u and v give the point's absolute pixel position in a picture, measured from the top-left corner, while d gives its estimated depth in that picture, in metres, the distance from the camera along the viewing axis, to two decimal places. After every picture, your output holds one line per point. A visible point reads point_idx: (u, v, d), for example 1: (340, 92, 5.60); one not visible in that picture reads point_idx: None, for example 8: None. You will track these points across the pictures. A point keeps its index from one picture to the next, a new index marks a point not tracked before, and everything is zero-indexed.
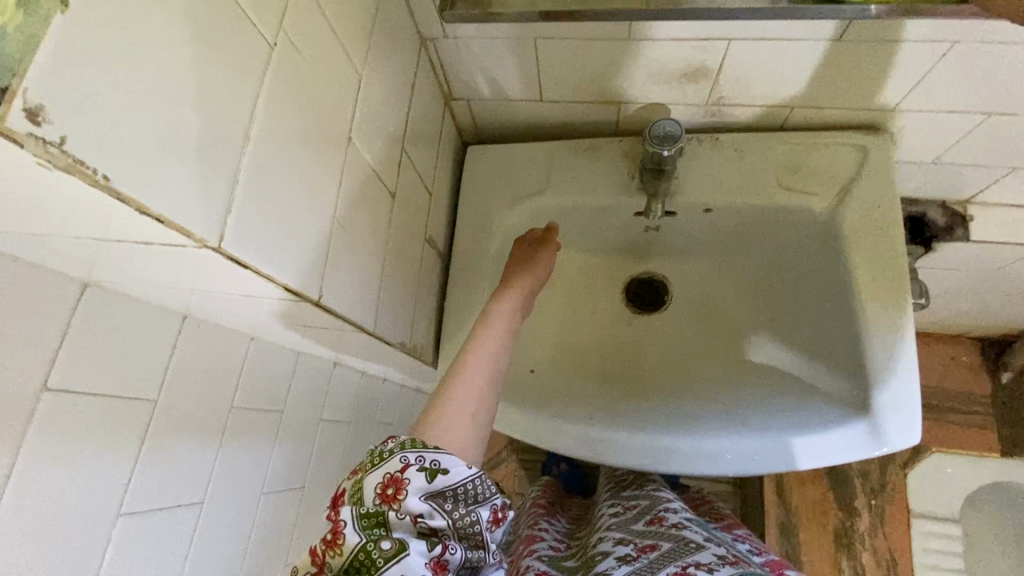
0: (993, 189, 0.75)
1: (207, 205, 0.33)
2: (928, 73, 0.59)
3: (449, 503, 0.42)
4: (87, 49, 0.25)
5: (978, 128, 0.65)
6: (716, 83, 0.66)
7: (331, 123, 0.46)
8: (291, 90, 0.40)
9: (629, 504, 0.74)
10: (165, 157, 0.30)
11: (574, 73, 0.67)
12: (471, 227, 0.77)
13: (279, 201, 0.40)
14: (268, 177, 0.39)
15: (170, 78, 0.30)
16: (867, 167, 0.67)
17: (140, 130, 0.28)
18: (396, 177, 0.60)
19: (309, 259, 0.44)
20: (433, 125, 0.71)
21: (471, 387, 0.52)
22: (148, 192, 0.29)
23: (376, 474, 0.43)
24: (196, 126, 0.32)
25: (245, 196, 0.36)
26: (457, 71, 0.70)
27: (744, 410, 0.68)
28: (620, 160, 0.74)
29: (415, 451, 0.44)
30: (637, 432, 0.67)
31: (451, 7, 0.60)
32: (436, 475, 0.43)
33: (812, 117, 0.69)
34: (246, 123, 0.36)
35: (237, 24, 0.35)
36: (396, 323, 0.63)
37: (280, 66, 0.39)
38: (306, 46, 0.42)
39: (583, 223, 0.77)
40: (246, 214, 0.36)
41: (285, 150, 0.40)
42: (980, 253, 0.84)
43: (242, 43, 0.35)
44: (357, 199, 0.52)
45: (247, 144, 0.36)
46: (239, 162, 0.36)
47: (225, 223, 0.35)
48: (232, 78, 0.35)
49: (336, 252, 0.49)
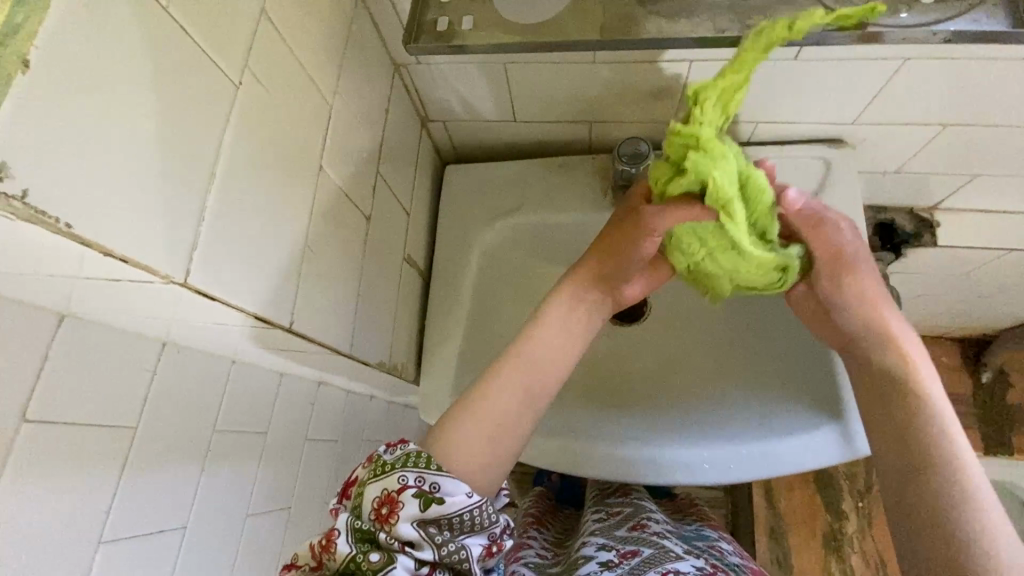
0: (957, 195, 0.77)
1: (173, 242, 0.34)
2: (886, 86, 0.62)
3: (440, 532, 0.43)
4: (49, 102, 0.27)
5: (937, 137, 0.67)
6: (682, 100, 0.67)
7: (301, 155, 0.48)
8: (258, 126, 0.42)
9: (613, 511, 0.75)
10: (129, 199, 0.31)
11: (544, 94, 0.69)
12: (449, 245, 0.78)
13: (248, 233, 0.41)
14: (236, 210, 0.40)
15: (133, 122, 0.31)
16: (830, 179, 0.70)
17: (104, 174, 0.30)
18: (371, 200, 0.61)
19: (278, 287, 0.45)
20: (409, 148, 0.73)
21: (489, 412, 0.51)
22: (111, 235, 0.30)
23: (377, 488, 0.44)
24: (162, 167, 0.33)
25: (210, 231, 0.37)
26: (431, 96, 0.72)
27: (722, 417, 0.70)
28: (593, 177, 0.76)
29: (415, 471, 0.44)
30: (616, 444, 0.69)
31: (416, 41, 0.59)
32: (430, 503, 0.43)
33: (775, 132, 0.72)
34: (211, 162, 0.37)
35: (201, 66, 0.36)
36: (374, 344, 0.64)
37: (246, 104, 0.41)
38: (273, 82, 0.43)
39: (562, 240, 0.78)
40: (214, 246, 0.38)
41: (251, 184, 0.41)
42: (951, 257, 0.86)
43: (207, 83, 0.37)
44: (329, 224, 0.53)
45: (214, 179, 0.38)
46: (205, 197, 0.37)
47: (191, 258, 0.36)
48: (197, 119, 0.36)
49: (309, 275, 0.50)
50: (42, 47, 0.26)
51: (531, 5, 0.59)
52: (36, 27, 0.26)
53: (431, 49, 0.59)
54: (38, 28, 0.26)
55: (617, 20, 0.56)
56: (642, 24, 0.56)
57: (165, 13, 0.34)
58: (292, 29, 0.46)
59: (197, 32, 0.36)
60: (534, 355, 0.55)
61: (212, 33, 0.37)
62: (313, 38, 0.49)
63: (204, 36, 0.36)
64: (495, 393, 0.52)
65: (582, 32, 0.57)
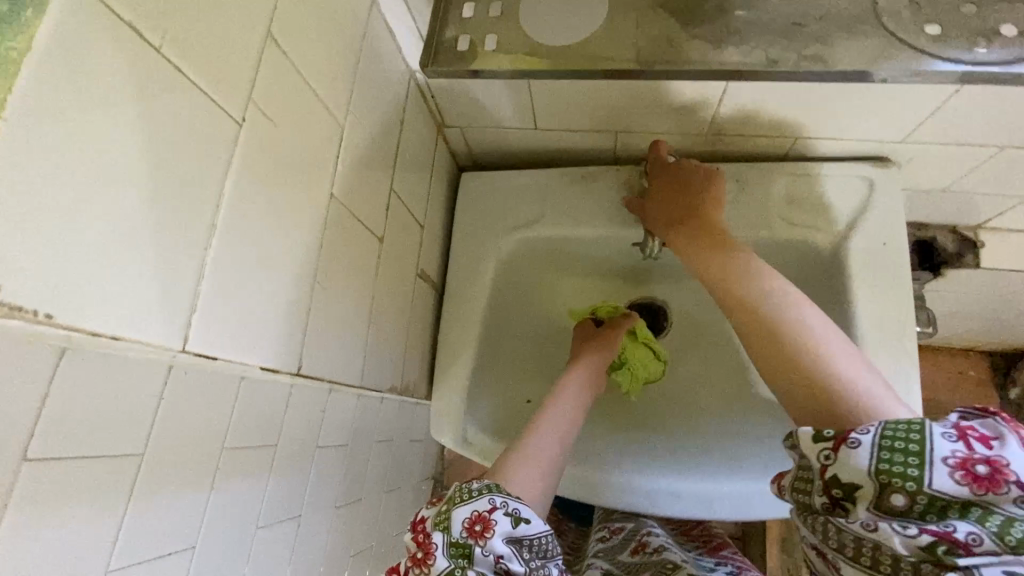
0: (1004, 216, 0.73)
1: (168, 306, 0.32)
2: (942, 106, 0.57)
3: (526, 552, 0.44)
4: (21, 188, 0.24)
5: (993, 159, 0.62)
6: (717, 113, 0.63)
7: (312, 186, 0.43)
8: (262, 163, 0.37)
9: (614, 528, 0.70)
10: (114, 276, 0.29)
11: (570, 104, 0.65)
12: (465, 257, 0.75)
13: (257, 279, 0.39)
14: (240, 263, 0.37)
15: (124, 183, 0.28)
16: (874, 201, 0.65)
17: (87, 254, 0.27)
18: (384, 221, 0.57)
19: (281, 330, 0.43)
20: (424, 156, 0.69)
21: (532, 477, 0.51)
22: (95, 314, 0.28)
23: (465, 509, 0.46)
24: (155, 233, 0.30)
25: (211, 289, 0.35)
26: (450, 99, 0.67)
27: (743, 449, 0.70)
28: (616, 190, 0.72)
29: (500, 495, 0.46)
30: (634, 474, 0.69)
31: (429, 65, 0.54)
32: (519, 522, 0.45)
33: (817, 147, 0.66)
34: (212, 213, 0.34)
35: (198, 110, 0.32)
36: (383, 368, 0.62)
37: (252, 139, 0.36)
38: (282, 107, 0.38)
39: (580, 253, 0.75)
40: (211, 307, 0.35)
41: (259, 224, 0.38)
42: (993, 279, 0.82)
43: (205, 124, 0.32)
44: (346, 253, 0.50)
45: (214, 233, 0.34)
46: (203, 257, 0.34)
47: (189, 322, 0.34)
48: (194, 169, 0.32)
49: (318, 310, 0.47)
50: (10, 118, 0.23)
51: (565, 25, 0.53)
52: (4, 94, 0.23)
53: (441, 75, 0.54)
54: (5, 95, 0.23)
55: (657, 43, 0.51)
56: (684, 45, 0.50)
57: (153, 53, 0.28)
58: (305, 48, 0.41)
59: (190, 69, 0.31)
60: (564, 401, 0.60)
61: (210, 68, 0.32)
62: (326, 54, 0.44)
63: (201, 74, 0.31)
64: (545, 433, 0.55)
65: (615, 53, 0.51)
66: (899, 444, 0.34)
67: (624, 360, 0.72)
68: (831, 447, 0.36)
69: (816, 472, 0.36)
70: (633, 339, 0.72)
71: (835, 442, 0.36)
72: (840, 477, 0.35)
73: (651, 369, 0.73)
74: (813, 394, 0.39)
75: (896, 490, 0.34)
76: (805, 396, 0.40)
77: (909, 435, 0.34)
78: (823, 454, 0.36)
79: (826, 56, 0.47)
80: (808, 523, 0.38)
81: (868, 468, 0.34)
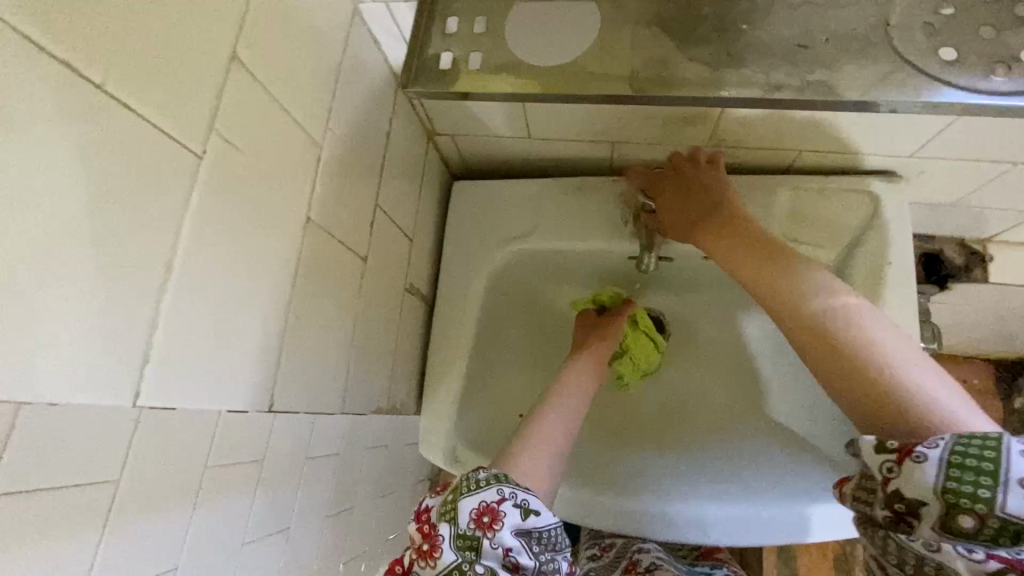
0: (1014, 230, 0.70)
1: (120, 360, 0.30)
2: (952, 124, 0.54)
3: (536, 545, 0.46)
4: None
5: (1005, 176, 0.59)
6: (718, 125, 0.60)
7: (285, 213, 0.41)
8: (227, 195, 0.35)
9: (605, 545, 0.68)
10: (51, 337, 0.26)
11: (566, 115, 0.62)
12: (457, 269, 0.73)
13: (224, 321, 0.36)
14: (201, 308, 0.34)
15: (62, 238, 0.26)
16: (880, 218, 0.63)
17: (22, 316, 0.25)
18: (368, 239, 0.55)
19: (258, 365, 0.40)
20: (414, 168, 0.66)
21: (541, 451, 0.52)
22: (32, 382, 0.26)
23: (472, 500, 0.46)
24: (100, 285, 0.28)
25: (169, 336, 0.32)
26: (440, 109, 0.65)
27: (741, 470, 0.68)
28: (613, 202, 0.70)
29: (509, 486, 0.47)
30: (629, 497, 0.66)
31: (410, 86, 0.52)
32: (529, 514, 0.46)
33: (823, 160, 0.64)
34: (169, 256, 0.31)
35: (152, 149, 0.30)
36: (370, 391, 0.60)
37: (214, 170, 0.34)
38: (249, 134, 0.36)
39: (576, 266, 0.73)
40: (167, 358, 0.32)
41: (225, 261, 0.35)
42: (1000, 294, 0.79)
43: (157, 162, 0.30)
44: (328, 278, 0.48)
45: (170, 278, 0.32)
46: (157, 306, 0.31)
47: (142, 375, 0.31)
48: (146, 212, 0.30)
49: (296, 341, 0.44)
50: None
51: (551, 40, 0.50)
52: None
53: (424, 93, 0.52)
54: None
55: (650, 67, 0.48)
56: (679, 68, 0.47)
57: (92, 88, 0.26)
58: (274, 68, 0.39)
59: (140, 103, 0.29)
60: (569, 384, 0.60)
61: (162, 100, 0.30)
62: (300, 73, 0.42)
63: (153, 109, 0.29)
64: (551, 416, 0.55)
65: (609, 73, 0.48)
66: (971, 462, 0.31)
67: (626, 350, 0.73)
68: (894, 459, 0.33)
69: (876, 484, 0.34)
70: (635, 328, 0.73)
71: (898, 455, 0.33)
72: (903, 491, 0.33)
73: (651, 357, 0.74)
74: (866, 390, 0.36)
75: (964, 511, 0.31)
76: (860, 395, 0.37)
77: (984, 452, 0.31)
78: (885, 465, 0.34)
79: (832, 81, 0.45)
80: (870, 528, 0.36)
81: (934, 487, 0.31)
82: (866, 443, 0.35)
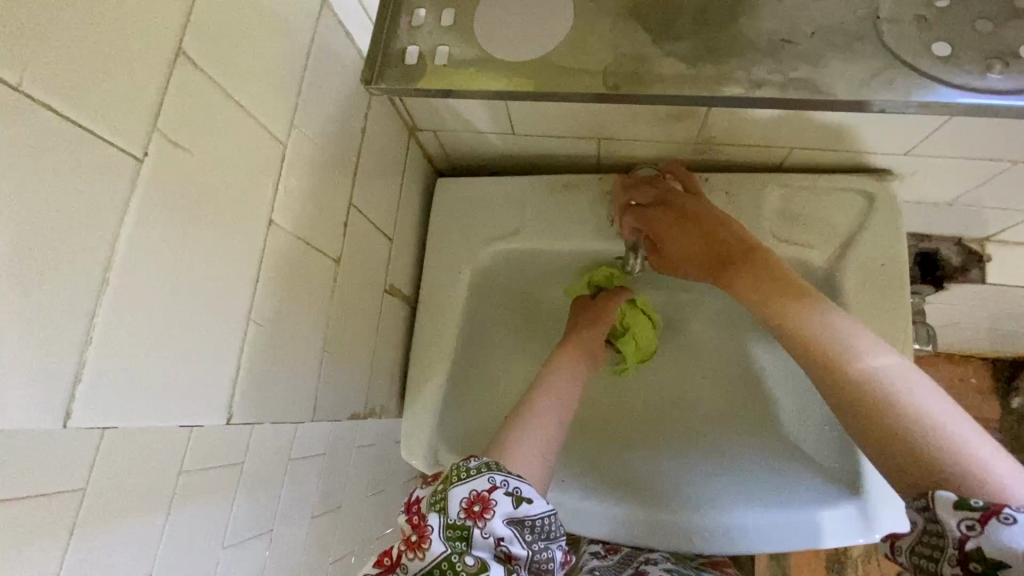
0: (1012, 230, 0.68)
1: (48, 377, 0.28)
2: (948, 123, 0.52)
3: (528, 534, 0.44)
4: None
5: (1003, 174, 0.57)
6: (706, 123, 0.58)
7: (242, 218, 0.39)
8: (170, 199, 0.33)
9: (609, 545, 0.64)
10: None
11: (549, 112, 0.60)
12: (439, 268, 0.71)
13: (171, 330, 0.34)
14: (141, 318, 0.32)
15: None
16: (872, 218, 0.61)
17: None
18: (341, 240, 0.53)
19: (213, 374, 0.38)
20: (393, 165, 0.64)
21: (530, 445, 0.52)
22: None
23: (463, 489, 0.45)
24: (20, 298, 0.26)
25: (104, 348, 0.30)
26: (418, 105, 0.62)
27: (728, 476, 0.66)
28: (599, 201, 0.68)
29: (502, 474, 0.46)
30: (613, 502, 0.64)
31: (375, 82, 0.51)
32: (520, 503, 0.45)
33: (815, 158, 0.62)
34: (104, 264, 0.30)
35: (76, 149, 0.28)
36: (346, 396, 0.58)
37: (156, 174, 0.32)
38: (195, 135, 0.35)
39: (562, 266, 0.71)
40: (104, 373, 0.30)
41: (169, 267, 0.34)
42: (999, 295, 0.77)
43: (85, 166, 0.29)
44: (294, 282, 0.46)
45: (104, 288, 0.30)
46: (90, 317, 0.29)
47: (73, 393, 0.29)
48: (73, 218, 0.28)
49: (255, 348, 0.42)
50: None
51: (521, 33, 0.48)
52: None
53: (387, 91, 0.51)
54: None
55: (623, 62, 0.46)
56: (654, 64, 0.45)
57: (5, 88, 0.25)
58: (226, 63, 0.37)
59: (58, 100, 0.27)
60: (557, 379, 0.59)
61: (83, 97, 0.28)
62: (258, 68, 0.40)
63: (75, 106, 0.28)
64: (542, 408, 0.55)
65: (584, 68, 0.46)
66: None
67: (626, 327, 0.71)
68: (976, 517, 0.30)
69: (952, 543, 0.31)
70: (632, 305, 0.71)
71: (981, 514, 0.30)
72: (982, 552, 0.29)
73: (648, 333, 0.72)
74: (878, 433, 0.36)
75: None
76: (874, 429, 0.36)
77: None
78: (963, 523, 0.30)
79: (818, 78, 0.42)
80: None
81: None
82: (941, 501, 0.31)
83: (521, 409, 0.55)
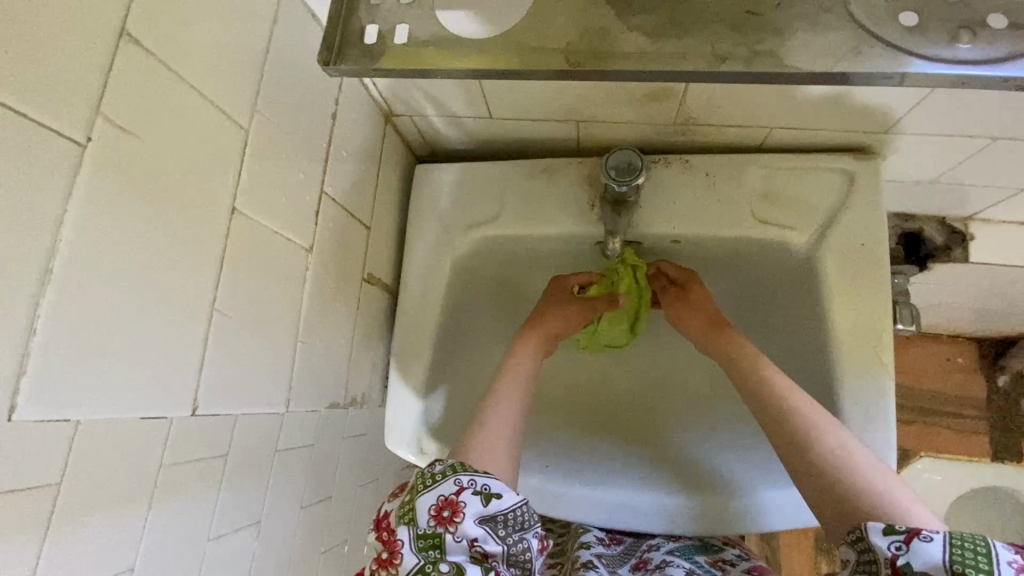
0: (996, 208, 0.68)
1: None
2: (925, 98, 0.51)
3: (501, 529, 0.44)
4: None
5: (983, 151, 0.56)
6: (683, 102, 0.57)
7: (200, 206, 0.38)
8: (119, 186, 0.33)
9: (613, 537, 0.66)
10: None
11: (525, 95, 0.59)
12: (419, 256, 0.70)
13: (126, 322, 0.34)
14: (91, 311, 0.32)
15: None
16: (853, 198, 0.60)
17: None
18: (312, 228, 0.52)
19: (170, 367, 0.38)
20: (367, 151, 0.62)
21: (501, 428, 0.52)
22: None
23: (430, 495, 0.44)
24: None
25: (47, 341, 0.30)
26: (392, 88, 0.61)
27: (713, 460, 0.66)
28: (579, 186, 0.67)
29: (467, 474, 0.45)
30: (598, 487, 0.64)
31: (334, 62, 0.46)
32: (490, 499, 0.44)
33: (797, 137, 0.61)
34: (46, 255, 0.29)
35: (11, 136, 0.27)
36: (323, 387, 0.58)
37: (104, 159, 0.32)
38: (145, 121, 0.34)
39: (544, 252, 0.71)
40: (49, 364, 0.30)
41: (119, 257, 0.33)
42: (984, 274, 0.76)
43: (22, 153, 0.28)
44: (262, 271, 0.45)
45: (47, 280, 0.30)
46: (33, 309, 0.29)
47: (16, 385, 0.29)
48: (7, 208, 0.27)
49: (218, 339, 0.42)
50: None
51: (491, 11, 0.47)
52: None
53: (353, 74, 0.46)
54: None
55: (588, 38, 0.44)
56: (619, 39, 0.44)
57: None
58: (178, 45, 0.36)
59: None
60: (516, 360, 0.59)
61: (17, 81, 0.27)
62: (217, 52, 0.39)
63: (3, 89, 0.27)
64: (506, 392, 0.55)
65: (550, 46, 0.45)
66: (970, 544, 0.33)
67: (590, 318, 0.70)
68: (902, 538, 0.34)
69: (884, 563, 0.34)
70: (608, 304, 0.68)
71: (906, 535, 0.34)
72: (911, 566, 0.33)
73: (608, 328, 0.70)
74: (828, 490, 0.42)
75: None
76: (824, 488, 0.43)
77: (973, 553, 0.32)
78: (893, 544, 0.35)
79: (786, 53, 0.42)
80: None
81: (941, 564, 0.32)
82: (873, 529, 0.36)
83: (488, 395, 0.55)
